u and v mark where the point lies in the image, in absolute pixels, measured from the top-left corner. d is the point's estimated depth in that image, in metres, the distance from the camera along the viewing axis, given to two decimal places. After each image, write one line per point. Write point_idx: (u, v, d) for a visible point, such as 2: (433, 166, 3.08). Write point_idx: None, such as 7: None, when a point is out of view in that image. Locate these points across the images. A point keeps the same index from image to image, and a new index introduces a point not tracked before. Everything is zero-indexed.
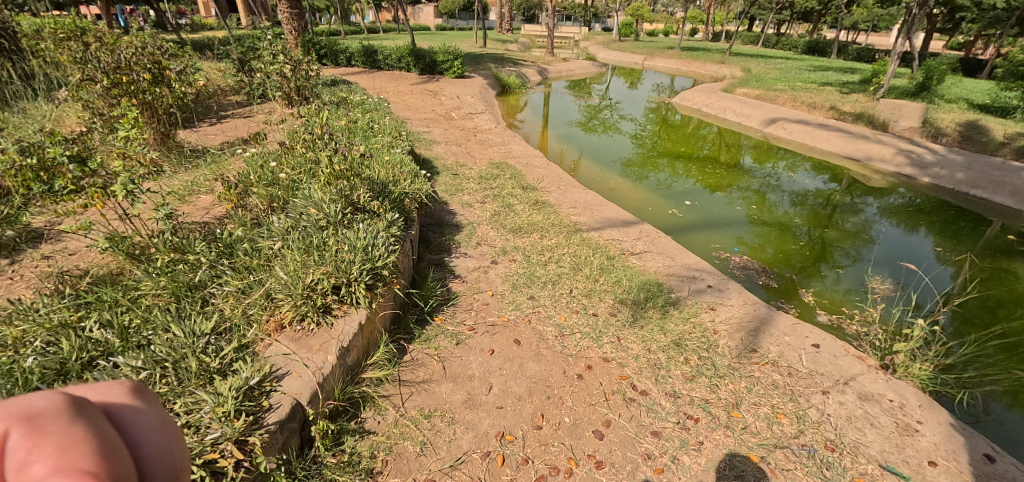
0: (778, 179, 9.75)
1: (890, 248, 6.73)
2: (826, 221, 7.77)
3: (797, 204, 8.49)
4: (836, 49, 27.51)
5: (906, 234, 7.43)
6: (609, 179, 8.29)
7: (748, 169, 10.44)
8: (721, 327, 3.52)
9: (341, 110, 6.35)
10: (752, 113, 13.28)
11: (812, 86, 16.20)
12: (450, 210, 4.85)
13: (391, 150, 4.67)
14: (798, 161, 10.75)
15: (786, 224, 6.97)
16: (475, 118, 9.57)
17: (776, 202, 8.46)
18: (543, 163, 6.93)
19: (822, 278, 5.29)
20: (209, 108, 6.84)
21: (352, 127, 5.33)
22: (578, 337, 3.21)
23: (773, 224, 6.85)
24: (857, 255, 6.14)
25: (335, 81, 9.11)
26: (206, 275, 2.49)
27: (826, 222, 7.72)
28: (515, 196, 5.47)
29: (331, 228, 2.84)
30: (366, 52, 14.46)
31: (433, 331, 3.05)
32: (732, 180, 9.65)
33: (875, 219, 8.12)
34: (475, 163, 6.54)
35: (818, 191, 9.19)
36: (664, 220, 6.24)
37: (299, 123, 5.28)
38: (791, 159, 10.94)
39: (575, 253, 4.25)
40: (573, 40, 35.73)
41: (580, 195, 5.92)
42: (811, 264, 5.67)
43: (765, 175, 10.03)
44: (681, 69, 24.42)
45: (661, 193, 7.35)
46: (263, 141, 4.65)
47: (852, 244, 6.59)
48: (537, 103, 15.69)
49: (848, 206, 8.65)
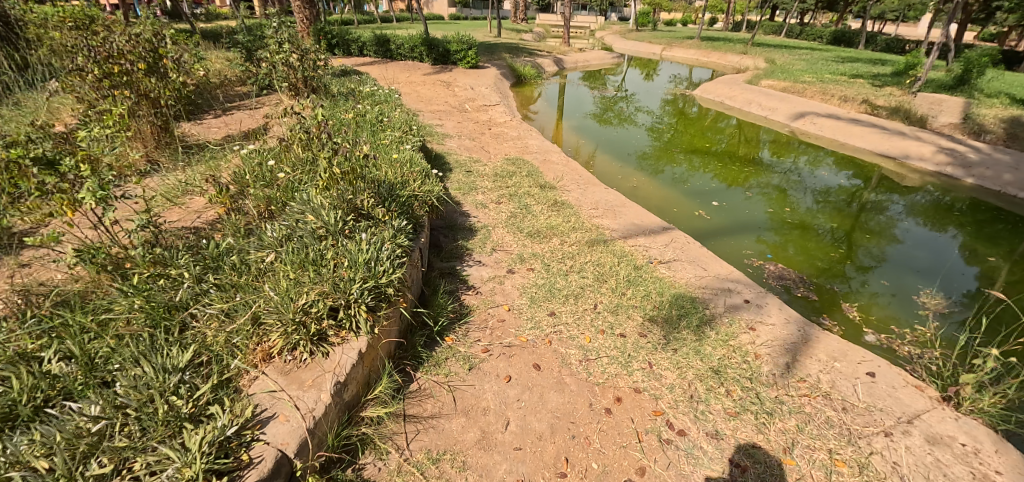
0: (801, 174, 9.30)
1: (924, 247, 6.27)
2: (853, 220, 7.33)
3: (822, 201, 8.04)
4: (864, 40, 26.40)
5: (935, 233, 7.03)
6: (627, 175, 7.85)
7: (770, 164, 9.95)
8: (763, 349, 3.14)
9: (350, 103, 6.03)
10: (778, 106, 12.59)
11: (841, 79, 15.45)
12: (463, 211, 4.50)
13: (401, 147, 4.33)
14: (821, 156, 10.29)
15: (813, 225, 6.51)
16: (489, 110, 9.20)
17: (801, 199, 8.01)
18: (562, 160, 6.56)
19: (857, 286, 4.86)
20: (214, 100, 6.58)
21: (360, 122, 5.01)
22: (604, 362, 2.86)
23: (800, 225, 6.42)
24: (893, 258, 5.70)
25: (345, 71, 8.80)
26: (188, 294, 2.20)
27: (854, 221, 7.28)
28: (532, 196, 5.12)
29: (331, 240, 2.52)
30: (378, 42, 14.12)
31: (444, 353, 2.73)
32: (754, 175, 9.18)
33: (903, 219, 7.66)
34: (490, 159, 6.18)
35: (844, 188, 8.69)
36: (688, 222, 5.83)
37: (305, 117, 4.97)
38: (817, 154, 10.39)
39: (599, 262, 3.90)
40: (590, 29, 34.93)
41: (602, 195, 5.55)
42: (844, 271, 5.23)
43: (788, 170, 9.55)
44: (701, 59, 23.64)
45: (682, 191, 6.92)
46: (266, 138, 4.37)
47: (886, 247, 6.13)
48: (551, 94, 15.22)
49: (874, 203, 8.21)
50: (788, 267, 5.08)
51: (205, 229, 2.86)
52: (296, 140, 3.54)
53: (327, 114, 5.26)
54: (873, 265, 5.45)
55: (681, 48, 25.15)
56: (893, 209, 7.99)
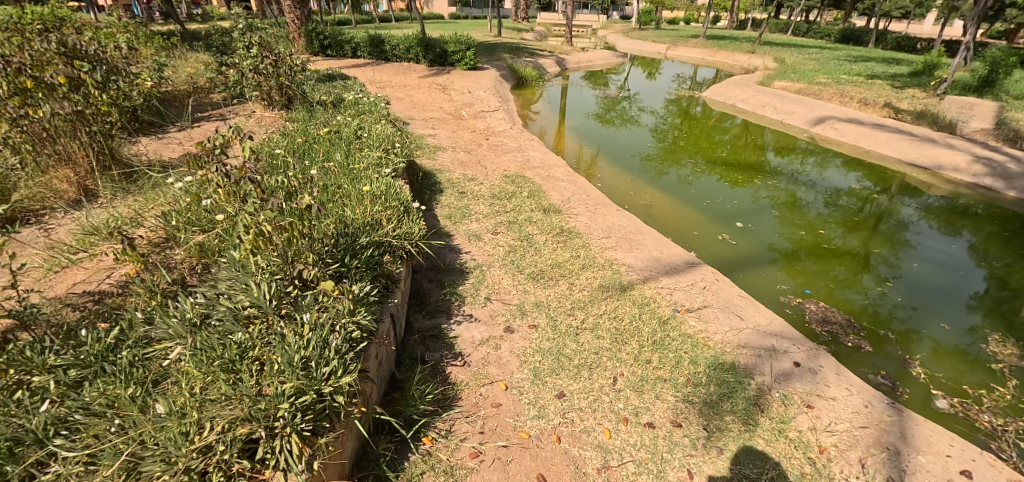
0: (808, 177, 8.85)
1: (955, 262, 5.84)
2: (870, 228, 6.86)
3: (833, 204, 7.62)
4: (874, 38, 25.69)
5: (946, 238, 6.71)
6: (635, 185, 7.17)
7: (778, 167, 9.43)
8: (828, 441, 2.51)
9: (328, 115, 5.34)
10: (794, 110, 11.79)
11: (858, 80, 14.72)
12: (453, 246, 3.83)
13: (380, 172, 3.65)
14: (828, 157, 9.91)
15: (825, 234, 6.24)
16: (488, 117, 8.51)
17: (811, 201, 7.65)
18: (567, 176, 5.87)
19: (879, 300, 4.69)
20: (179, 113, 5.94)
21: (335, 141, 4.31)
22: (631, 472, 2.21)
23: (813, 234, 6.10)
24: (914, 270, 5.43)
25: (331, 76, 8.13)
26: (45, 420, 1.53)
27: (870, 228, 6.81)
28: (534, 223, 4.45)
29: (262, 325, 1.85)
30: (372, 42, 13.40)
31: (419, 466, 2.06)
32: (764, 177, 8.71)
33: (914, 221, 7.39)
34: (487, 176, 5.50)
35: (854, 189, 8.34)
36: (711, 248, 5.18)
37: (272, 138, 4.32)
38: (825, 154, 10.07)
39: (616, 314, 3.23)
40: (592, 28, 34.14)
41: (614, 220, 4.86)
42: (864, 283, 5.01)
43: (794, 170, 9.26)
44: (707, 59, 22.89)
45: (699, 208, 6.25)
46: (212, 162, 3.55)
47: (902, 255, 5.89)
48: (552, 95, 14.52)
49: (884, 206, 7.85)
50: (831, 305, 4.43)
51: (113, 310, 2.18)
52: (244, 169, 2.88)
53: (299, 130, 4.58)
54: (896, 280, 5.14)
55: (687, 48, 24.35)
56: (904, 211, 7.67)
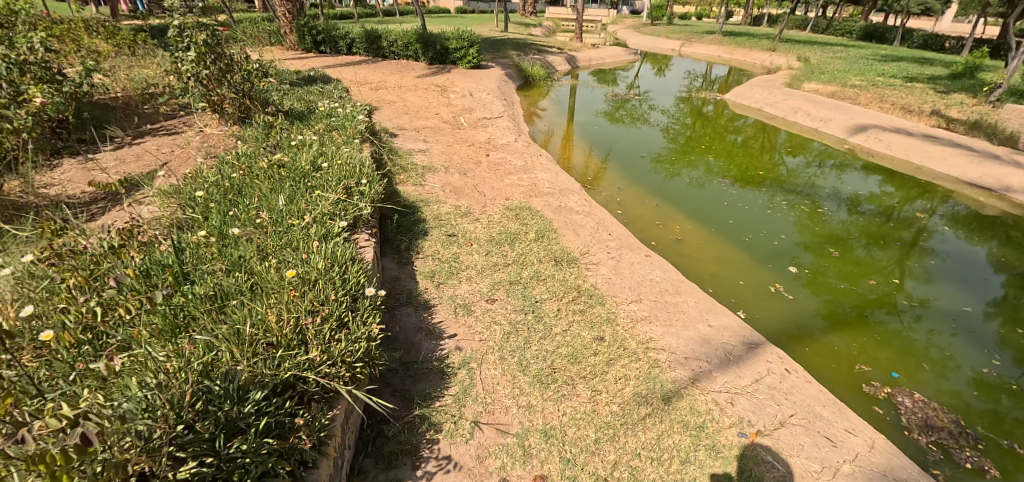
0: (829, 184, 8.04)
1: (993, 283, 5.23)
2: (903, 240, 6.10)
3: (858, 212, 6.87)
4: (899, 37, 24.37)
5: (971, 249, 6.14)
6: (654, 204, 6.19)
7: (799, 174, 8.55)
8: None
9: (289, 133, 4.34)
10: (832, 116, 10.52)
11: (894, 82, 13.54)
12: (432, 326, 2.82)
13: (330, 230, 2.63)
14: (848, 161, 9.16)
15: (844, 242, 5.76)
16: (489, 126, 7.47)
17: (829, 203, 7.04)
18: (582, 207, 4.85)
19: (913, 323, 4.31)
20: (121, 127, 5.03)
21: (283, 172, 3.26)
22: None
23: (835, 245, 5.60)
24: (941, 284, 5.07)
25: (311, 78, 7.12)
26: None
27: (904, 242, 6.06)
28: (542, 281, 3.43)
29: None
30: (368, 38, 12.26)
31: None
32: (778, 180, 7.98)
33: (940, 229, 6.77)
34: (484, 208, 4.47)
35: (875, 195, 7.74)
36: (757, 300, 4.27)
37: (204, 169, 3.35)
38: (843, 158, 9.36)
39: (661, 453, 2.24)
40: (601, 22, 32.84)
41: (641, 272, 3.84)
42: (896, 304, 4.58)
43: (811, 174, 8.56)
44: (724, 57, 21.68)
45: (731, 239, 5.33)
46: (78, 228, 2.43)
47: (923, 262, 5.55)
48: (558, 95, 13.39)
49: (909, 215, 7.18)
50: (909, 380, 3.56)
51: None
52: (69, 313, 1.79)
53: (242, 155, 3.58)
54: (929, 299, 4.73)
55: (702, 45, 23.13)
56: (930, 220, 7.13)
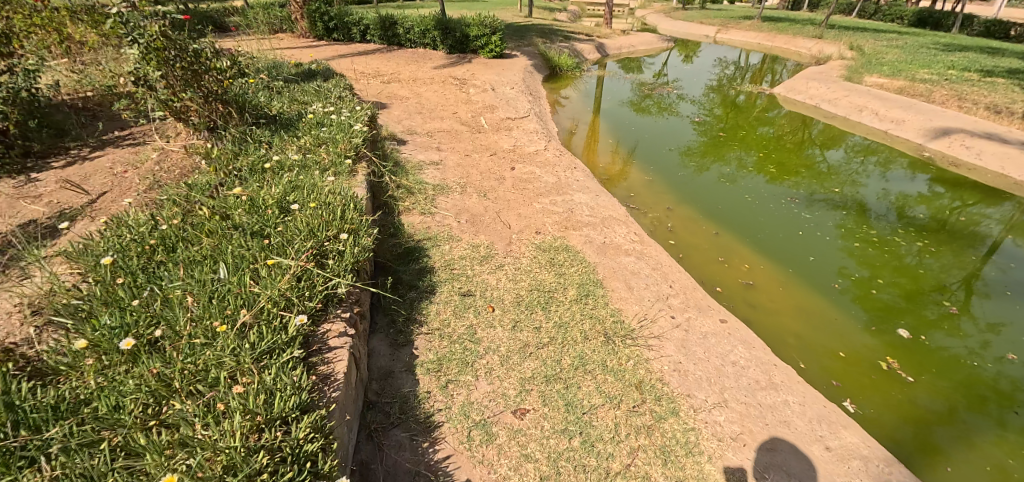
0: (877, 183, 7.10)
1: None
2: (952, 241, 5.37)
3: (909, 212, 6.05)
4: (959, 25, 22.19)
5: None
6: (702, 228, 5.17)
7: (838, 169, 7.62)
8: None
9: (266, 150, 3.45)
10: (906, 117, 9.15)
11: (970, 77, 11.92)
12: (431, 471, 1.92)
13: (279, 335, 1.72)
14: (896, 163, 8.19)
15: (901, 253, 4.96)
16: (513, 129, 6.48)
17: (877, 203, 6.17)
18: (632, 244, 3.87)
19: (982, 351, 3.65)
20: (80, 136, 4.20)
21: (236, 220, 2.36)
22: None
23: (888, 256, 4.83)
24: (1005, 297, 4.42)
25: (311, 72, 6.21)
26: None
27: (954, 244, 5.32)
28: (591, 375, 2.46)
29: None
30: (383, 25, 11.27)
31: None
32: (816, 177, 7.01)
33: (996, 233, 6.03)
34: (508, 247, 3.53)
35: (924, 196, 6.95)
36: (849, 367, 3.36)
37: (135, 212, 2.47)
38: (889, 153, 8.66)
39: None
40: (629, 7, 30.97)
41: (719, 351, 2.85)
42: (961, 326, 3.93)
43: (853, 171, 7.64)
44: (764, 44, 19.96)
45: (797, 277, 4.38)
46: None
47: (980, 270, 4.88)
48: (584, 85, 12.21)
49: (962, 216, 6.41)
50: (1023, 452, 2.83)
51: None
52: None
53: (190, 190, 2.68)
54: (1003, 321, 4.03)
55: (740, 32, 21.39)
56: (986, 223, 6.37)
